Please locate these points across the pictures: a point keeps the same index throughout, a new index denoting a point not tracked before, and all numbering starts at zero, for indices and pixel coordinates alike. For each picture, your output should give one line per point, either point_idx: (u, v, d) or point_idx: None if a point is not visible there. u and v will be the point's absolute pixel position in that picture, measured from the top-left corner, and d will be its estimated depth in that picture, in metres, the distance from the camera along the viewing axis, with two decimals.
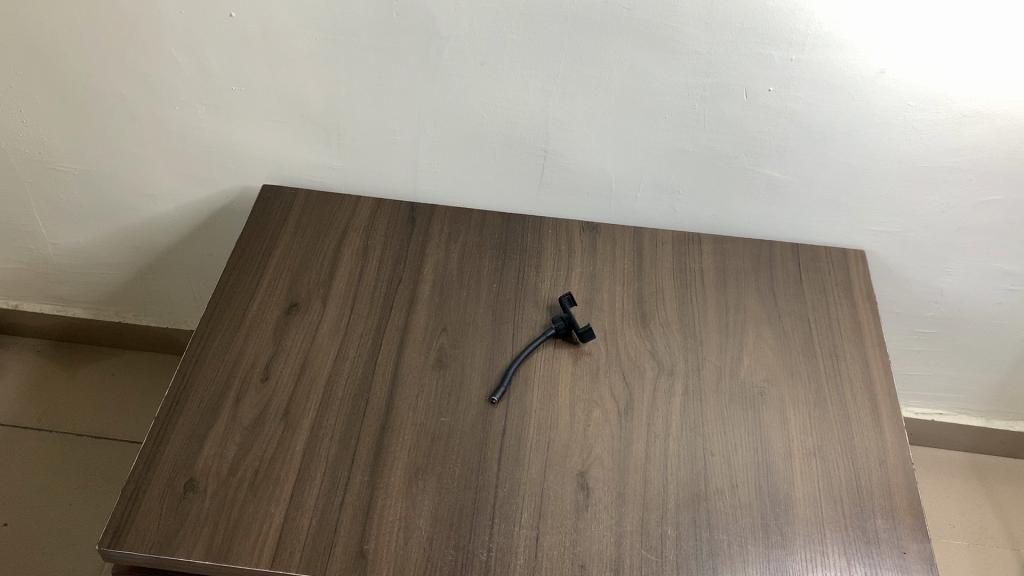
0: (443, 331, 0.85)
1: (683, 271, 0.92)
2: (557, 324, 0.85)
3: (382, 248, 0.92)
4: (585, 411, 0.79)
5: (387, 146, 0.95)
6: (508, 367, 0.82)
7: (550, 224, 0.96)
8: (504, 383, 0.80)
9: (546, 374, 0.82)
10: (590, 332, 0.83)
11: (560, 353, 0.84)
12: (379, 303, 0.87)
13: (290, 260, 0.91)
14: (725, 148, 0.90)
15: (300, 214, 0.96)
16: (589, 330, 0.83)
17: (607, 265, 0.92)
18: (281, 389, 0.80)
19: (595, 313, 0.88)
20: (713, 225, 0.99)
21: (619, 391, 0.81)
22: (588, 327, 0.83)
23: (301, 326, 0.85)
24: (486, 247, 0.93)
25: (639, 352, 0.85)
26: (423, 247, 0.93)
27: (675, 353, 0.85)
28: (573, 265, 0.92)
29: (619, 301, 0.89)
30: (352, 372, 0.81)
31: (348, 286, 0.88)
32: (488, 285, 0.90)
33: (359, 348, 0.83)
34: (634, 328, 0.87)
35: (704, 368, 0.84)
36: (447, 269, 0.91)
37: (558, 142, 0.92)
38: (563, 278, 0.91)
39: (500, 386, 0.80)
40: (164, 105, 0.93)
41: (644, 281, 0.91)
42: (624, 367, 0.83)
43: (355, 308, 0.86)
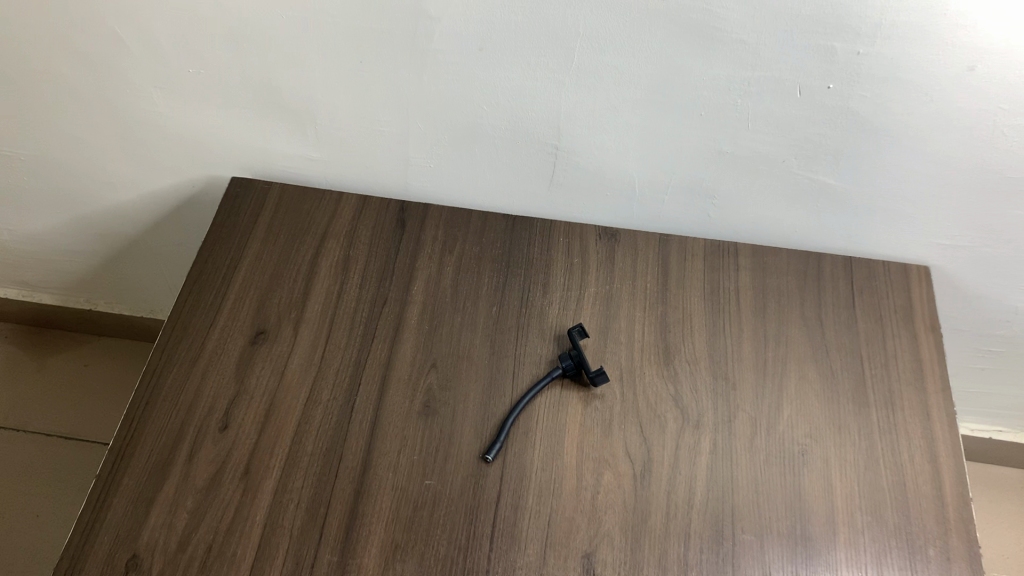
0: (431, 367, 0.73)
1: (716, 291, 0.79)
2: (564, 362, 0.73)
3: (365, 261, 0.80)
4: (594, 474, 0.68)
5: (371, 137, 0.81)
6: (506, 419, 0.70)
7: (562, 231, 0.83)
8: (500, 439, 0.69)
9: (551, 426, 0.71)
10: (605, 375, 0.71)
11: (568, 399, 0.72)
12: (358, 330, 0.75)
13: (259, 275, 0.78)
14: (771, 150, 0.75)
15: (272, 217, 0.83)
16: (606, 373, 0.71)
17: (626, 285, 0.79)
18: (241, 441, 0.69)
19: (611, 348, 0.75)
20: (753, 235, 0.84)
21: (636, 449, 0.70)
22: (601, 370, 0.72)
23: (268, 360, 0.73)
24: (485, 262, 0.80)
25: (659, 400, 0.72)
26: (412, 261, 0.80)
27: (703, 401, 0.72)
28: (586, 284, 0.79)
29: (637, 332, 0.76)
30: (325, 419, 0.70)
31: (325, 308, 0.76)
32: (487, 312, 0.77)
33: (332, 389, 0.72)
34: (655, 368, 0.74)
35: (736, 420, 0.71)
36: (438, 290, 0.78)
37: (573, 139, 0.77)
38: (574, 300, 0.78)
39: (495, 442, 0.69)
40: (115, 88, 0.80)
41: (669, 305, 0.78)
42: (642, 417, 0.71)
43: (332, 337, 0.75)
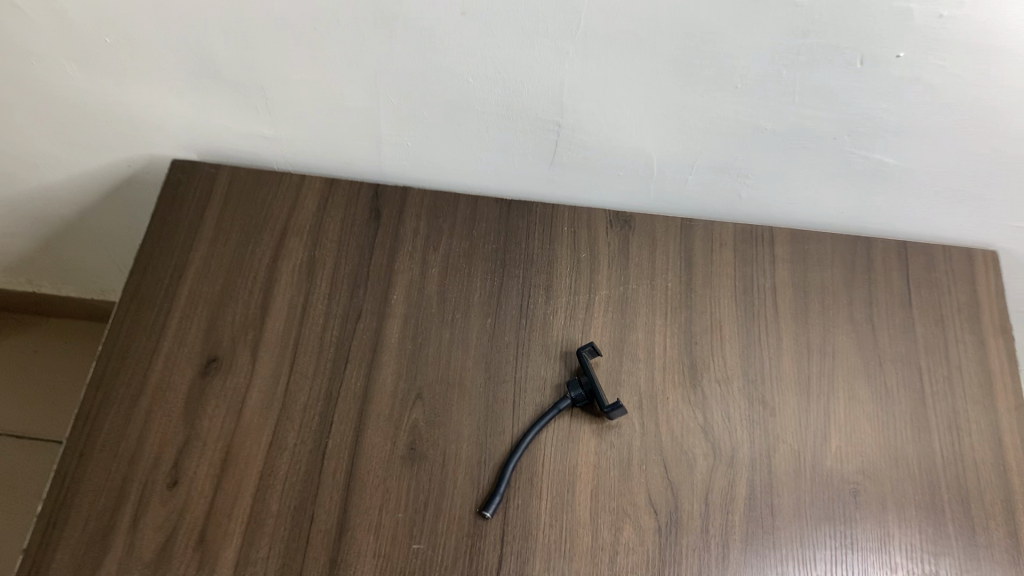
0: (417, 398, 0.62)
1: (749, 290, 0.68)
2: (572, 391, 0.62)
3: (334, 264, 0.67)
4: (612, 530, 0.58)
5: (333, 114, 0.66)
6: (506, 466, 0.59)
7: (566, 219, 0.70)
8: (497, 493, 0.58)
9: (559, 470, 0.60)
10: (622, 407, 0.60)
11: (578, 434, 0.61)
12: (328, 354, 0.64)
13: (208, 286, 0.66)
14: (819, 126, 0.62)
15: (222, 211, 0.70)
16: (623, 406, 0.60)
17: (644, 285, 0.67)
18: (194, 500, 0.58)
19: (628, 368, 0.64)
20: (793, 220, 0.72)
21: (660, 496, 0.59)
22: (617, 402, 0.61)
23: (222, 395, 0.62)
24: (476, 260, 0.68)
25: (686, 431, 0.62)
26: (389, 263, 0.68)
27: (738, 432, 0.62)
28: (596, 286, 0.67)
29: (659, 346, 0.65)
30: (292, 470, 0.60)
31: (288, 327, 0.65)
32: (479, 326, 0.65)
33: (299, 431, 0.61)
34: (679, 391, 0.63)
35: (776, 455, 0.61)
36: (421, 298, 0.66)
37: (579, 115, 0.64)
38: (582, 308, 0.66)
39: (492, 497, 0.58)
40: (16, 62, 0.64)
41: (695, 310, 0.66)
42: (667, 455, 0.61)
43: (296, 364, 0.63)
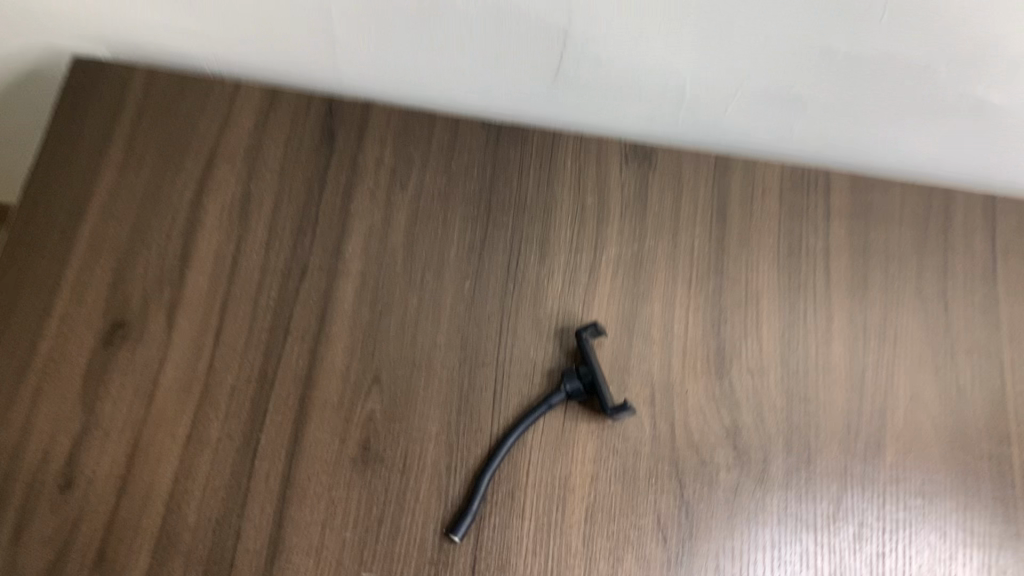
0: (373, 383, 0.50)
1: (795, 252, 0.54)
2: (567, 383, 0.49)
3: (274, 204, 0.53)
4: (611, 561, 0.47)
5: (271, 9, 0.50)
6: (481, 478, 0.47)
7: (569, 152, 0.56)
8: (467, 514, 0.46)
9: (547, 482, 0.48)
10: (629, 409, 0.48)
11: (572, 437, 0.49)
12: (263, 322, 0.51)
13: (115, 228, 0.52)
14: (911, 52, 0.46)
15: (135, 127, 0.55)
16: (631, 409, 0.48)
17: (665, 242, 0.54)
18: (92, 507, 0.47)
19: (640, 351, 0.51)
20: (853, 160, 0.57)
21: (672, 518, 0.48)
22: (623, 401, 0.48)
23: (131, 371, 0.50)
24: (454, 204, 0.54)
25: (707, 436, 0.50)
26: (344, 204, 0.53)
27: (773, 438, 0.50)
28: (605, 242, 0.53)
29: (679, 325, 0.52)
30: (215, 471, 0.48)
31: (214, 284, 0.51)
32: (455, 291, 0.52)
33: (224, 422, 0.49)
34: (702, 384, 0.51)
35: (818, 467, 0.50)
36: (382, 251, 0.52)
37: (592, 25, 0.48)
38: (586, 270, 0.53)
39: (461, 518, 0.46)
40: None
41: (728, 276, 0.53)
42: (682, 465, 0.49)
43: (223, 334, 0.50)
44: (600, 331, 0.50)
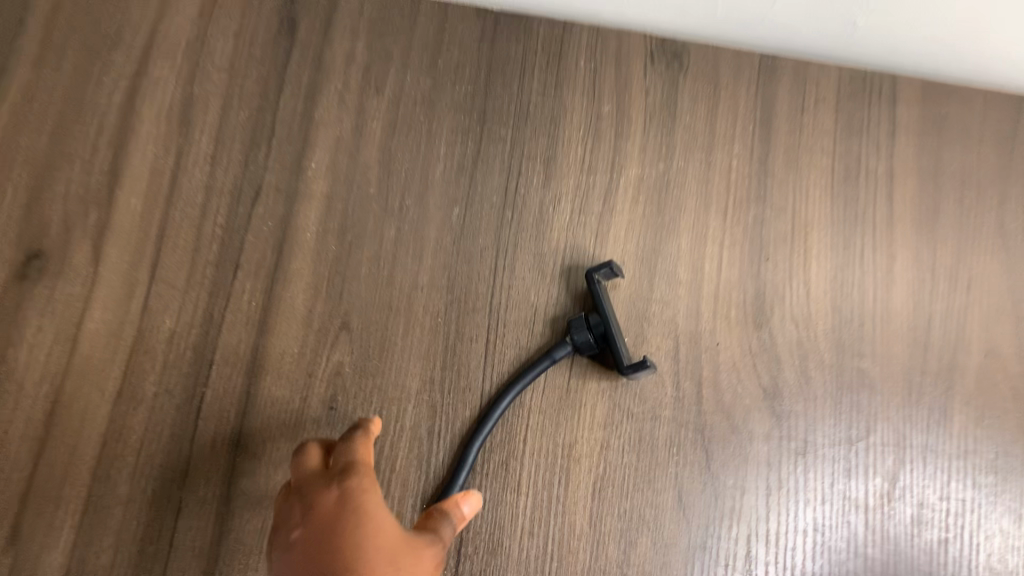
0: (342, 330, 0.41)
1: (852, 176, 0.45)
2: (575, 334, 0.40)
3: (222, 111, 0.44)
4: (622, 545, 0.40)
5: None
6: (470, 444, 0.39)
7: (583, 48, 0.45)
8: (459, 477, 0.39)
9: (548, 451, 0.40)
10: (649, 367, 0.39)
11: (579, 398, 0.41)
12: (209, 255, 0.42)
13: (27, 136, 0.43)
14: None
15: (49, 10, 0.44)
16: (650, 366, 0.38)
17: (697, 162, 0.44)
18: (4, 477, 0.39)
19: (662, 296, 0.42)
20: (933, 62, 0.46)
21: (695, 495, 0.40)
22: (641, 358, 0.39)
23: (48, 312, 0.41)
24: (441, 113, 0.44)
25: (741, 397, 0.41)
26: (307, 112, 0.44)
27: (819, 401, 0.42)
28: (623, 161, 0.44)
29: (710, 264, 0.43)
30: (153, 434, 0.40)
31: (150, 208, 0.43)
32: (441, 221, 0.43)
33: (162, 375, 0.41)
34: (736, 336, 0.42)
35: (872, 437, 0.42)
36: (353, 171, 0.43)
37: None
38: (599, 195, 0.44)
39: (451, 482, 0.39)
40: None
41: (770, 205, 0.44)
42: (710, 433, 0.41)
43: (160, 269, 0.42)
44: (615, 271, 0.40)
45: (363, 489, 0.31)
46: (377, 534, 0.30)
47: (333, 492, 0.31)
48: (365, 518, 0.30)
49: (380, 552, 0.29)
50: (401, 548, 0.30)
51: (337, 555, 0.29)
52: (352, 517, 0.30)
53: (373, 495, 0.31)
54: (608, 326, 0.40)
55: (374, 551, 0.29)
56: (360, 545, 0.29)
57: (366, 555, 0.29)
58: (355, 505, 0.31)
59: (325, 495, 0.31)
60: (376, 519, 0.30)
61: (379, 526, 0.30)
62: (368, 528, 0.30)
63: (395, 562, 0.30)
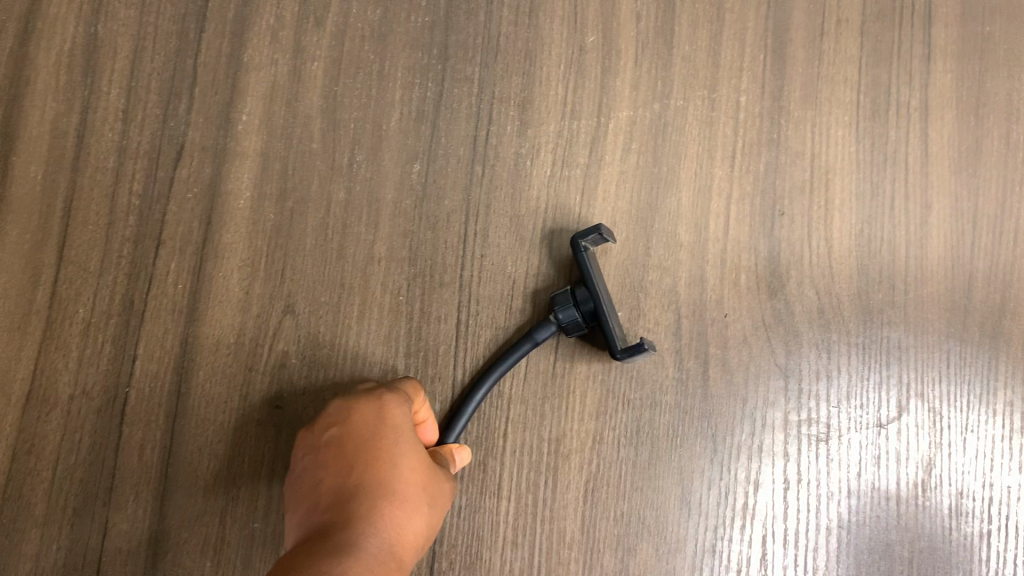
0: (287, 314, 0.35)
1: (880, 111, 0.38)
2: (562, 314, 0.34)
3: (133, 55, 0.37)
4: (619, 552, 0.34)
5: None
6: (450, 424, 0.34)
7: None
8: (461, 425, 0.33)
9: (532, 447, 0.35)
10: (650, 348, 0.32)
11: (567, 384, 0.35)
12: (126, 230, 0.36)
13: None
14: None
15: None
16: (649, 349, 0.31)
17: (699, 99, 0.38)
18: None
19: (661, 261, 0.36)
20: None
21: (703, 492, 0.35)
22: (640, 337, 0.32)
23: None
24: (394, 49, 0.37)
25: (753, 377, 0.36)
26: (235, 53, 0.37)
27: (845, 377, 0.36)
28: (611, 102, 0.37)
29: (716, 222, 0.37)
30: (69, 444, 0.34)
31: (53, 175, 0.36)
32: (399, 179, 0.37)
33: (78, 374, 0.34)
34: (746, 305, 0.36)
35: (905, 417, 0.36)
36: (292, 123, 0.37)
37: None
38: (585, 143, 0.37)
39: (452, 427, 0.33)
40: None
41: (786, 150, 0.38)
42: (719, 420, 0.35)
43: (69, 248, 0.35)
44: (603, 235, 0.33)
45: (403, 400, 0.31)
46: (412, 454, 0.29)
47: (375, 403, 0.30)
48: (402, 431, 0.29)
49: (411, 468, 0.28)
50: (429, 476, 0.29)
51: (368, 462, 0.28)
52: (389, 429, 0.29)
53: (410, 412, 0.30)
54: (600, 301, 0.33)
55: (404, 466, 0.28)
56: (393, 457, 0.28)
57: (398, 469, 0.28)
58: (394, 416, 0.30)
59: (362, 402, 0.30)
60: (410, 439, 0.29)
61: (412, 444, 0.29)
62: (403, 442, 0.29)
63: (424, 485, 0.28)
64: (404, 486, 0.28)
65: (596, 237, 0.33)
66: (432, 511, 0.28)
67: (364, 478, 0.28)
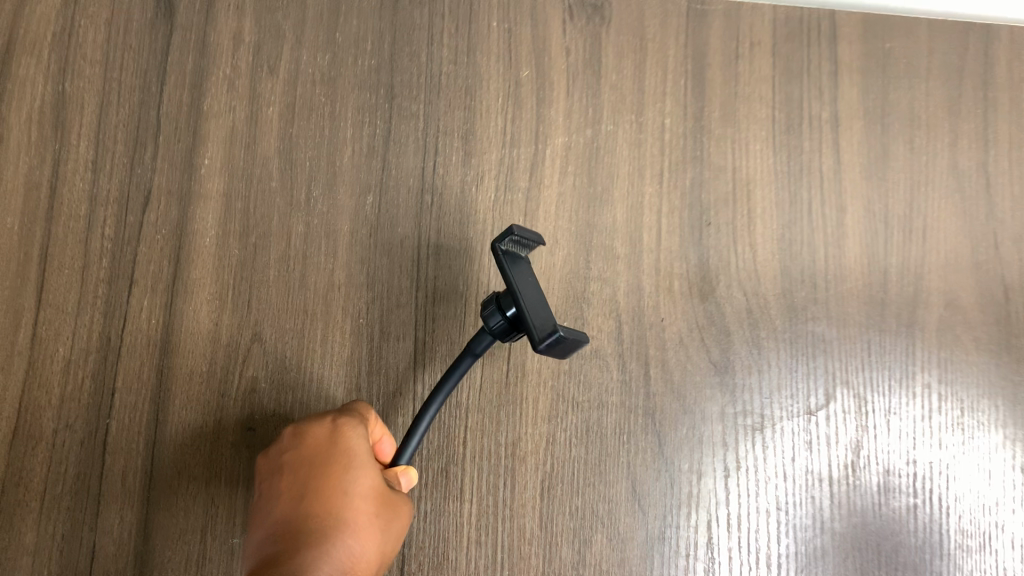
0: (254, 342, 0.38)
1: (795, 123, 0.42)
2: (490, 320, 0.32)
3: (100, 109, 0.40)
4: (575, 544, 0.37)
5: None
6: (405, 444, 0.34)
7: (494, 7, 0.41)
8: (413, 441, 0.34)
9: (490, 452, 0.37)
10: (566, 336, 0.29)
11: (520, 392, 0.38)
12: (100, 271, 0.38)
13: None
14: None
15: None
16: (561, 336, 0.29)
17: (627, 122, 0.41)
18: None
19: (600, 273, 0.39)
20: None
21: (651, 485, 0.38)
22: (557, 328, 0.29)
23: None
24: (344, 91, 0.40)
25: (691, 375, 0.39)
26: (195, 102, 0.40)
27: (774, 370, 0.39)
28: (547, 128, 0.41)
29: (649, 234, 0.40)
30: (56, 475, 0.36)
31: (27, 225, 0.38)
32: (354, 210, 0.39)
33: (60, 409, 0.37)
34: (681, 309, 0.39)
35: (832, 404, 0.39)
36: (252, 163, 0.39)
37: None
38: (525, 168, 0.40)
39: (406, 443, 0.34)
40: None
41: (709, 164, 0.41)
42: (661, 417, 0.38)
43: (46, 292, 0.38)
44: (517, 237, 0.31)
45: (357, 423, 0.32)
46: (365, 476, 0.31)
47: (328, 428, 0.32)
48: (355, 454, 0.31)
49: (363, 494, 0.30)
50: (383, 497, 0.31)
51: (320, 491, 0.30)
52: (343, 453, 0.31)
53: (365, 433, 0.32)
54: (518, 302, 0.30)
55: (356, 492, 0.30)
56: (345, 484, 0.30)
57: (349, 496, 0.30)
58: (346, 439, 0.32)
59: (318, 425, 0.32)
60: (362, 461, 0.31)
61: (366, 467, 0.31)
62: (356, 465, 0.31)
63: (376, 508, 0.30)
64: (354, 513, 0.29)
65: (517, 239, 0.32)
66: (386, 534, 0.30)
67: (316, 505, 0.29)
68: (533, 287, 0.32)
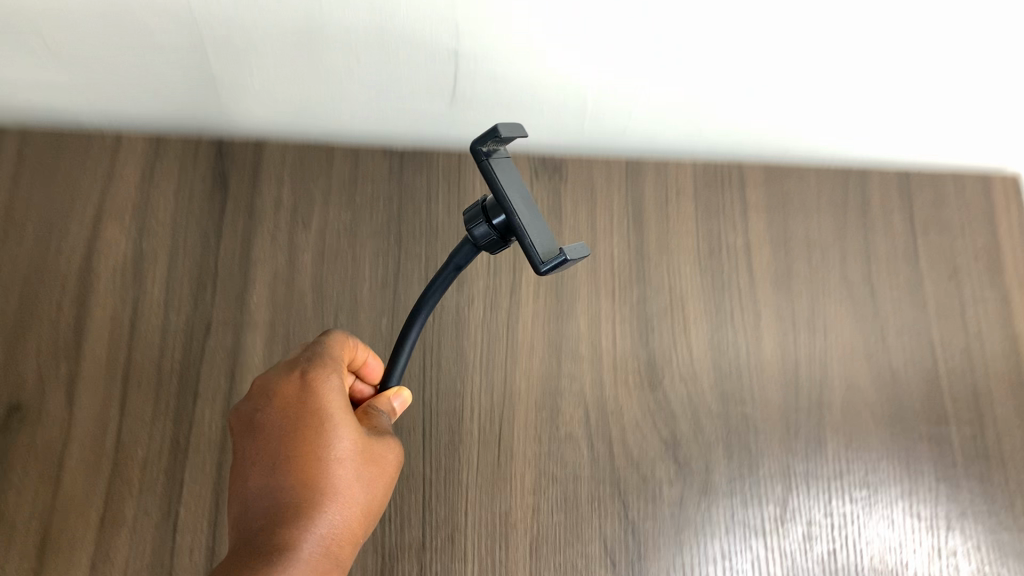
0: None
1: (716, 249, 0.53)
2: (476, 226, 0.35)
3: (171, 261, 0.51)
4: None
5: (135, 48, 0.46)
6: (393, 363, 0.42)
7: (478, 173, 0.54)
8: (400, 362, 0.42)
9: (487, 519, 0.46)
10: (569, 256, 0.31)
11: (509, 470, 0.47)
12: (171, 388, 0.48)
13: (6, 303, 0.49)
14: None
15: (14, 193, 0.51)
16: (568, 258, 0.31)
17: (584, 255, 0.52)
18: None
19: (569, 372, 0.50)
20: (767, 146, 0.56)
21: (618, 542, 0.46)
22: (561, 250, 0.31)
23: (32, 458, 0.46)
24: (363, 239, 0.52)
25: (646, 451, 0.48)
26: (246, 253, 0.51)
27: (713, 444, 0.49)
28: (522, 261, 0.52)
29: (607, 340, 0.50)
30: (135, 552, 0.44)
31: (113, 353, 0.48)
32: (373, 331, 0.50)
33: (140, 498, 0.46)
34: (635, 399, 0.49)
35: (762, 470, 0.48)
36: (291, 298, 0.50)
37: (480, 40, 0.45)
38: (506, 292, 0.51)
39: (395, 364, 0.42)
40: None
41: (650, 284, 0.52)
42: (624, 486, 0.47)
43: (128, 406, 0.47)
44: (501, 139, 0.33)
45: (326, 374, 0.37)
46: (336, 434, 0.36)
47: (297, 384, 0.37)
48: (326, 411, 0.36)
49: (337, 453, 0.36)
50: (357, 448, 0.37)
51: (301, 448, 0.35)
52: (314, 412, 0.36)
53: (338, 381, 0.37)
54: (512, 215, 0.33)
55: (335, 447, 0.36)
56: (320, 446, 0.36)
57: (325, 457, 0.35)
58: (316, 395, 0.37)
59: (289, 382, 0.37)
60: (338, 414, 0.37)
61: (337, 421, 0.36)
62: (328, 426, 0.36)
63: (352, 462, 0.36)
64: (332, 473, 0.35)
65: (498, 140, 0.33)
66: (363, 480, 0.36)
67: (296, 469, 0.35)
68: (519, 194, 0.34)
